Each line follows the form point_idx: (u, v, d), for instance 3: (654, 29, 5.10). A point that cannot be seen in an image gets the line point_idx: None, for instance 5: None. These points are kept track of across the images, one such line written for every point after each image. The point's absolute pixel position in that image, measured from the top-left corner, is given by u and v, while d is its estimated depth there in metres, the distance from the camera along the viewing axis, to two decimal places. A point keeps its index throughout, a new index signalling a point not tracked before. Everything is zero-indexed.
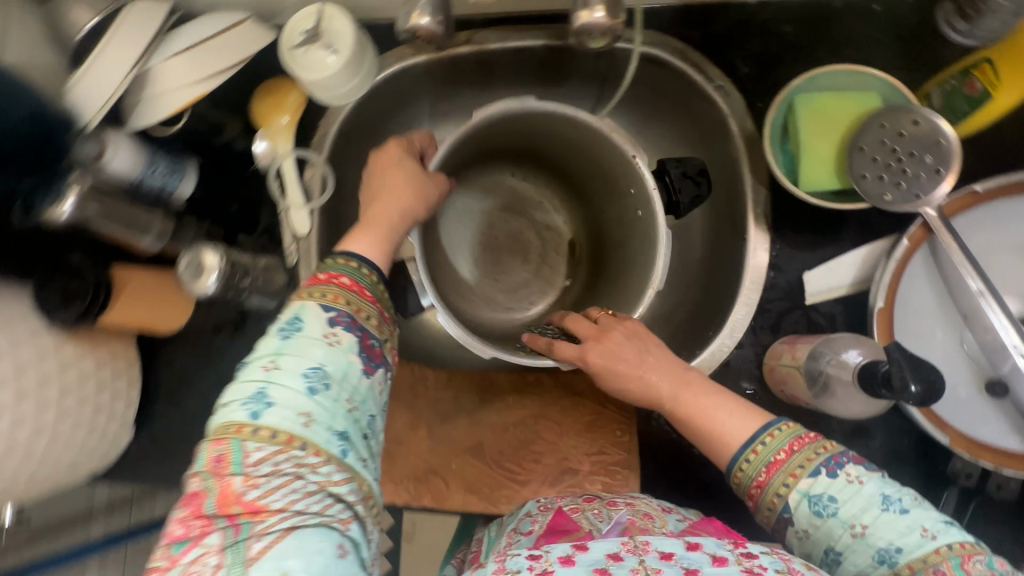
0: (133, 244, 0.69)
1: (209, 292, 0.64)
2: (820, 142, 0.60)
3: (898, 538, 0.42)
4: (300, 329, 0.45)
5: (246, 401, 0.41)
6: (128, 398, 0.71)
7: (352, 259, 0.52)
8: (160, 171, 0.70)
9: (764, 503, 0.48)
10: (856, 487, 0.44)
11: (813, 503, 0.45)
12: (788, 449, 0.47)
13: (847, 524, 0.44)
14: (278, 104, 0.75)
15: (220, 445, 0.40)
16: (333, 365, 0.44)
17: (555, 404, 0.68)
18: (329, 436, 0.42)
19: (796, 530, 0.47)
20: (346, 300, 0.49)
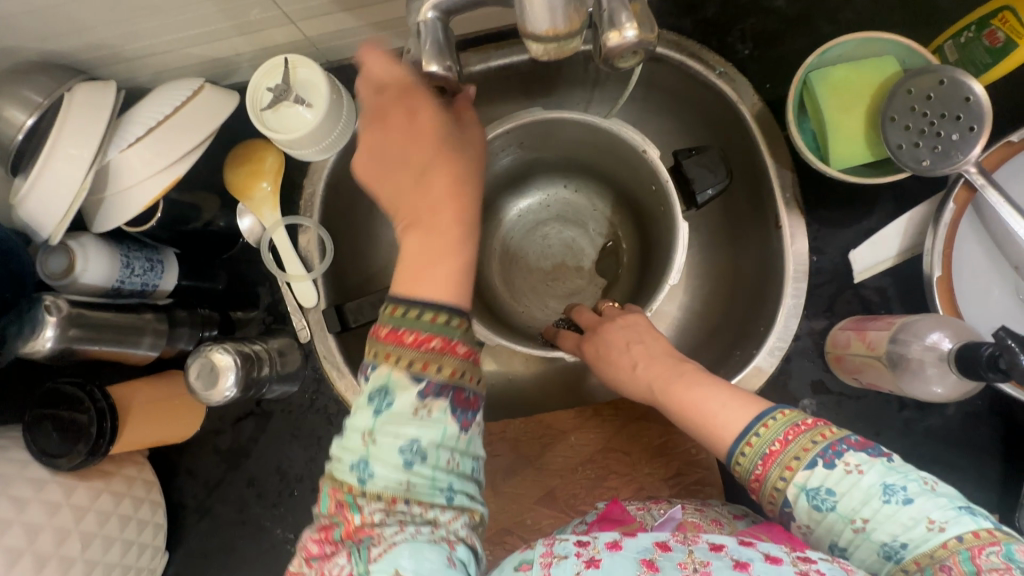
0: (126, 356, 0.62)
1: (229, 396, 0.57)
2: (845, 117, 0.58)
3: (904, 533, 0.38)
4: (389, 403, 0.42)
5: (352, 468, 0.42)
6: (156, 523, 0.64)
7: (432, 312, 0.43)
8: (139, 269, 0.63)
9: (765, 496, 0.43)
10: (855, 479, 0.39)
11: (812, 497, 0.41)
12: (784, 440, 0.42)
13: (848, 519, 0.40)
14: (255, 171, 0.67)
15: (338, 493, 0.42)
16: (428, 438, 0.41)
17: (621, 433, 0.63)
18: (434, 492, 0.41)
19: (799, 524, 0.42)
20: (437, 366, 0.42)
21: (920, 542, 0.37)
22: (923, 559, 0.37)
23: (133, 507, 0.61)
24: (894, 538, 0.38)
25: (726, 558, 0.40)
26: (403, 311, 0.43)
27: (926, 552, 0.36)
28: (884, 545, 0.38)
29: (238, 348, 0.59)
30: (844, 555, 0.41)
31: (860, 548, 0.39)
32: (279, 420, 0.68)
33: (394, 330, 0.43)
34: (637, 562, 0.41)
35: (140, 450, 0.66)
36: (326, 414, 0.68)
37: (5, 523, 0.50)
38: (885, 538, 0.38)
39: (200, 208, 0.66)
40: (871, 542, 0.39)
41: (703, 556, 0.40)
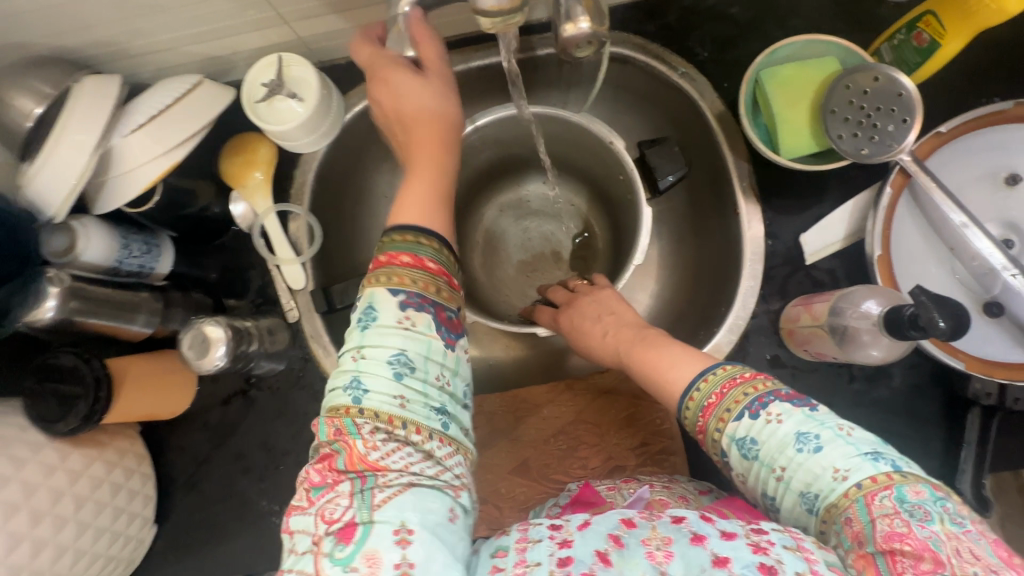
0: (122, 332, 0.66)
1: (218, 365, 0.61)
2: (793, 111, 0.63)
3: (813, 480, 0.41)
4: (375, 318, 0.46)
5: (347, 386, 0.45)
6: (146, 494, 0.67)
7: (413, 235, 0.50)
8: (136, 251, 0.67)
9: (707, 444, 0.48)
10: (774, 428, 0.43)
11: (740, 447, 0.45)
12: (720, 392, 0.47)
13: (769, 467, 0.43)
14: (249, 162, 0.72)
15: (335, 420, 0.44)
16: (414, 349, 0.46)
17: (591, 406, 0.67)
18: (427, 411, 0.45)
19: (737, 474, 0.46)
20: (412, 279, 0.48)
21: (827, 490, 0.40)
22: (830, 508, 0.40)
23: (124, 476, 0.64)
24: (806, 486, 0.41)
25: (685, 530, 0.42)
26: (392, 236, 0.50)
27: (832, 498, 0.40)
28: (802, 494, 0.42)
29: (229, 323, 0.63)
30: (774, 505, 0.44)
31: (783, 496, 0.43)
32: (266, 396, 0.71)
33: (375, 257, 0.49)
34: (604, 537, 0.43)
35: (133, 424, 0.69)
36: (311, 390, 0.71)
37: (4, 479, 0.53)
38: (800, 486, 0.42)
39: (196, 194, 0.69)
40: (789, 489, 0.42)
41: (665, 532, 0.43)
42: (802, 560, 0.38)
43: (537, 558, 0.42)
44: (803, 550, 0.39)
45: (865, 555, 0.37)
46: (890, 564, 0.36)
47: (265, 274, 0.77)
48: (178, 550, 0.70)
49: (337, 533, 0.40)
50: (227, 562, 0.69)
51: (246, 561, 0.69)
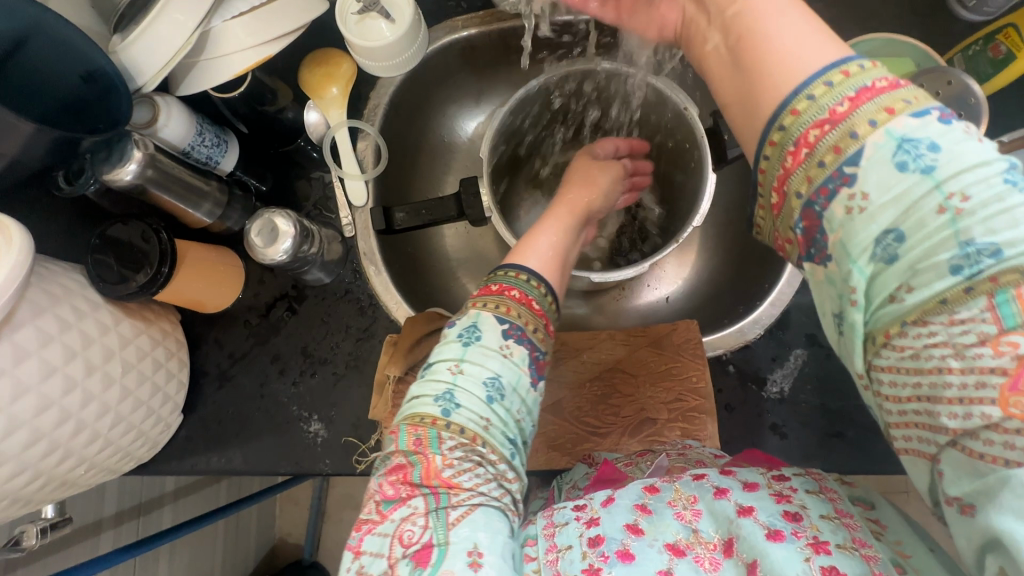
0: (183, 215, 0.66)
1: (279, 259, 0.61)
2: None
3: (1009, 227, 0.29)
4: (478, 338, 0.52)
5: (438, 399, 0.50)
6: (180, 379, 0.67)
7: (535, 280, 0.57)
8: (208, 141, 0.67)
9: (823, 150, 0.34)
10: (970, 156, 0.31)
11: (903, 152, 0.32)
12: (894, 80, 0.34)
13: (941, 190, 0.31)
14: (329, 74, 0.73)
15: (418, 430, 0.49)
16: (507, 377, 0.51)
17: (630, 357, 0.69)
18: (503, 439, 0.50)
19: (852, 196, 0.33)
20: (518, 312, 0.54)
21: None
22: (1011, 272, 0.29)
23: (164, 356, 0.64)
24: (987, 231, 0.30)
25: (708, 485, 0.47)
26: (504, 271, 0.57)
27: (1023, 259, 0.29)
28: (968, 240, 0.30)
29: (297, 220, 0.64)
30: (895, 249, 0.32)
31: (927, 233, 0.31)
32: (311, 304, 0.72)
33: (487, 283, 0.56)
34: (632, 509, 0.47)
35: (176, 310, 0.69)
36: (357, 305, 0.72)
37: (66, 324, 0.53)
38: (974, 231, 0.30)
39: (276, 93, 0.71)
40: (953, 230, 0.30)
41: (688, 492, 0.47)
42: (826, 502, 0.44)
43: (568, 541, 0.46)
44: (828, 494, 0.45)
45: None
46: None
47: (326, 188, 0.76)
48: (201, 442, 0.70)
49: (412, 555, 0.44)
50: (249, 460, 0.70)
51: (267, 461, 0.70)
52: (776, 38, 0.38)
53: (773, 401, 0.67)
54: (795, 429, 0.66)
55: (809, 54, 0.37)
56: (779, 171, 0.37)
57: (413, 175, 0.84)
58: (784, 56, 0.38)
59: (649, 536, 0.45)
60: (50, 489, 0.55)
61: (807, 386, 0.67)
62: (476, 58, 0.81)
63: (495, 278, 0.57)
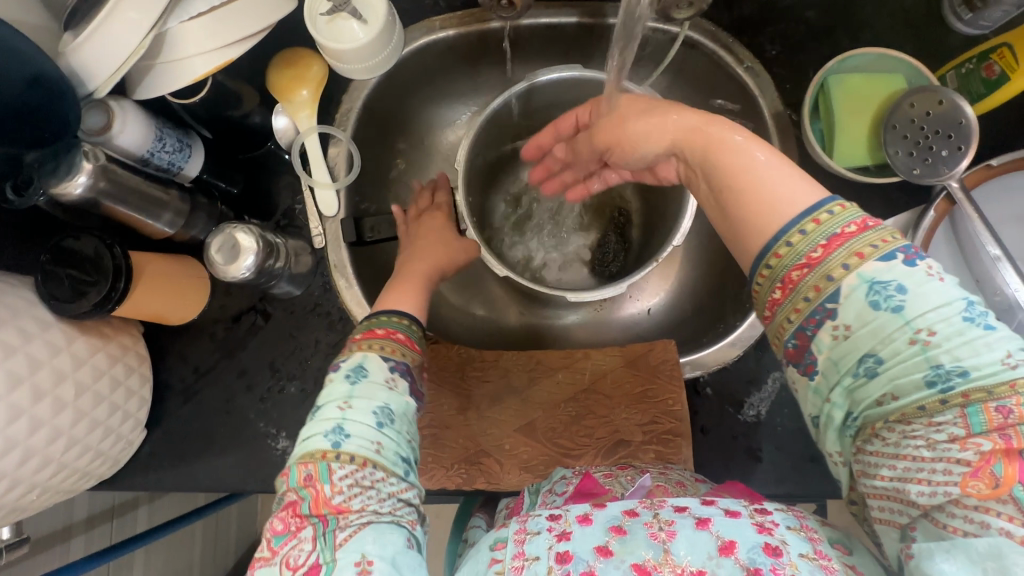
0: (143, 226, 0.64)
1: (242, 276, 0.59)
2: (854, 121, 0.64)
3: (972, 354, 0.34)
4: (365, 374, 0.52)
5: (327, 433, 0.48)
6: (142, 396, 0.65)
7: (399, 316, 0.60)
8: (169, 147, 0.64)
9: (806, 288, 0.38)
10: (939, 287, 0.36)
11: (874, 292, 0.36)
12: (862, 223, 0.38)
13: (911, 326, 0.36)
14: (299, 77, 0.69)
15: (308, 466, 0.48)
16: (395, 404, 0.52)
17: (606, 378, 0.67)
18: (395, 459, 0.49)
19: (832, 328, 0.38)
20: (400, 352, 0.56)
21: (988, 369, 0.34)
22: (977, 391, 0.34)
23: (123, 373, 0.62)
24: (955, 359, 0.34)
25: (689, 516, 0.46)
26: (378, 317, 0.59)
27: (987, 380, 0.34)
28: (938, 367, 0.35)
29: (261, 235, 0.61)
30: (873, 369, 0.37)
31: (901, 361, 0.36)
32: (280, 317, 0.70)
33: (369, 329, 0.57)
34: (606, 529, 0.46)
35: (137, 323, 0.67)
36: (327, 320, 0.70)
37: (11, 349, 0.51)
38: (943, 358, 0.35)
39: (241, 97, 0.67)
40: (925, 358, 0.35)
41: (667, 517, 0.46)
42: (805, 541, 0.44)
43: (536, 552, 0.45)
44: (808, 532, 0.45)
45: (1012, 452, 0.33)
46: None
47: (296, 197, 0.74)
48: (166, 458, 0.69)
49: None
50: (215, 477, 0.68)
51: (233, 478, 0.68)
52: (749, 164, 0.42)
53: (748, 425, 0.66)
54: (768, 453, 0.65)
55: (789, 189, 0.40)
56: (768, 299, 0.41)
57: (389, 180, 0.81)
58: (760, 185, 0.41)
59: (618, 558, 0.44)
60: (1, 515, 0.54)
61: (782, 410, 0.66)
62: (454, 59, 0.77)
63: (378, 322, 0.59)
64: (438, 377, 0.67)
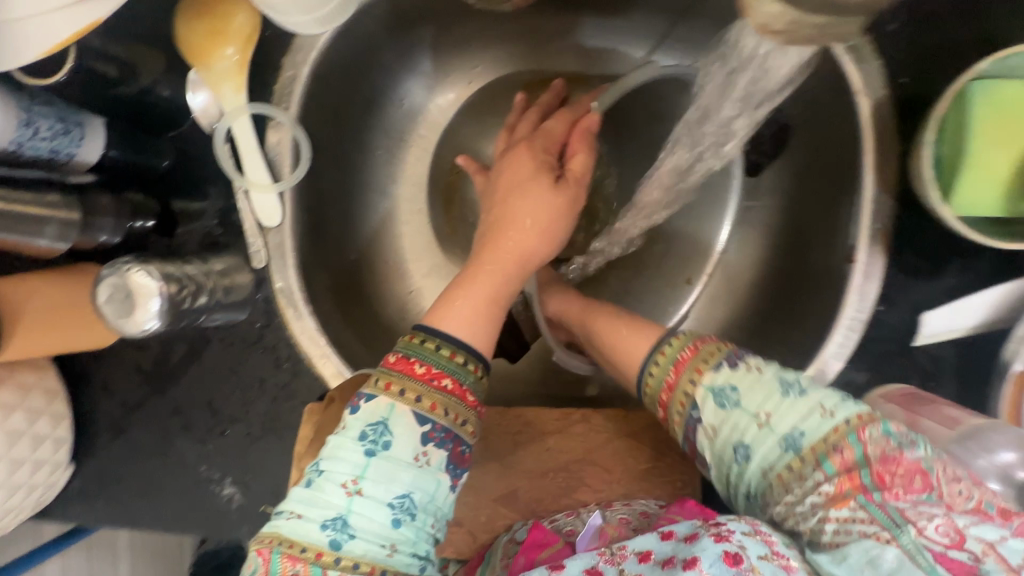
0: (23, 244, 0.48)
1: (148, 328, 0.45)
2: (989, 154, 0.45)
3: (797, 419, 0.39)
4: (387, 444, 0.36)
5: (326, 525, 0.34)
6: (57, 438, 0.55)
7: (451, 348, 0.40)
8: (46, 131, 0.47)
9: (677, 399, 0.44)
10: (754, 376, 0.41)
11: (718, 397, 0.42)
12: (693, 347, 0.45)
13: (754, 412, 0.40)
14: (216, 31, 0.50)
15: (295, 564, 0.33)
16: (422, 492, 0.36)
17: (605, 447, 0.56)
18: (411, 560, 0.35)
19: (705, 428, 0.42)
20: (444, 408, 0.38)
21: (813, 425, 0.38)
22: (819, 444, 0.37)
23: (25, 422, 0.52)
24: (789, 424, 0.39)
25: (653, 564, 0.36)
26: (421, 339, 0.40)
27: (814, 429, 0.38)
28: (785, 436, 0.38)
29: (165, 270, 0.46)
30: (746, 454, 0.40)
31: (761, 444, 0.39)
32: (216, 349, 0.57)
33: (405, 358, 0.39)
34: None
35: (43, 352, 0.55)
36: (274, 354, 0.58)
37: None
38: (784, 427, 0.39)
39: (133, 70, 0.50)
40: (772, 433, 0.39)
41: (634, 571, 0.37)
42: (763, 543, 0.34)
43: None
44: (765, 536, 0.34)
45: (856, 480, 0.35)
46: (881, 483, 0.34)
47: (230, 194, 0.57)
48: (98, 497, 0.60)
49: None
50: (152, 521, 0.60)
51: (173, 523, 0.60)
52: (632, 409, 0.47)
53: None
54: None
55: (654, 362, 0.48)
56: (658, 399, 0.45)
57: (352, 167, 0.63)
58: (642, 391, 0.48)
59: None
60: None
61: None
62: None
63: (409, 348, 0.40)
64: None
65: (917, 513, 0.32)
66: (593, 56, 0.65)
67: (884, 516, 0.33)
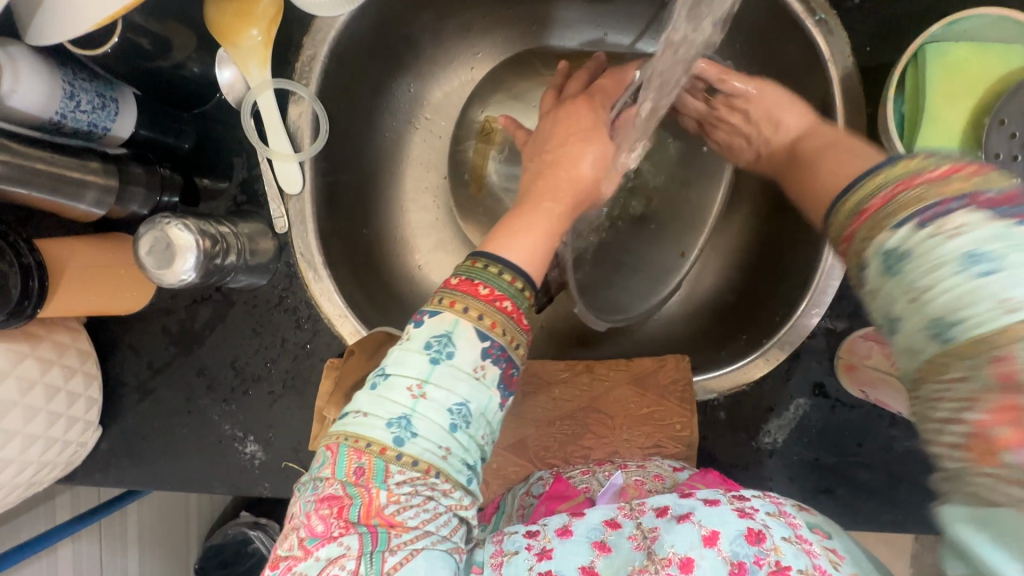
0: (65, 207, 0.53)
1: (186, 279, 0.49)
2: (947, 109, 0.50)
3: (975, 294, 0.28)
4: (450, 354, 0.40)
5: (391, 423, 0.39)
6: (90, 397, 0.58)
7: (512, 274, 0.43)
8: (86, 105, 0.51)
9: (863, 230, 0.35)
10: (941, 242, 0.30)
11: (886, 263, 0.32)
12: (887, 194, 0.34)
13: (908, 251, 0.31)
14: (244, 12, 0.54)
15: (361, 457, 0.39)
16: (477, 403, 0.40)
17: (607, 395, 0.60)
18: (462, 467, 0.40)
19: (868, 232, 0.34)
20: (502, 327, 0.41)
21: (985, 315, 0.28)
22: (979, 342, 0.28)
23: (62, 378, 0.55)
24: (960, 287, 0.29)
25: (670, 518, 0.42)
26: (482, 263, 0.43)
27: (995, 323, 0.27)
28: (947, 308, 0.29)
29: (201, 228, 0.50)
30: (898, 280, 0.31)
31: (914, 305, 0.30)
32: (240, 312, 0.61)
33: (468, 280, 0.42)
34: (589, 545, 0.42)
35: (77, 315, 0.58)
36: (295, 315, 0.61)
37: None
38: (947, 269, 0.29)
39: (169, 43, 0.53)
40: (926, 330, 0.30)
41: (651, 526, 0.42)
42: (787, 526, 0.40)
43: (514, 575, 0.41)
44: (788, 517, 0.41)
45: (1010, 410, 0.27)
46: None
47: (253, 166, 0.61)
48: (126, 458, 0.63)
49: None
50: (179, 479, 0.63)
51: (200, 481, 0.63)
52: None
53: (762, 453, 0.59)
54: (779, 485, 0.59)
55: None
56: (840, 232, 0.37)
57: (365, 143, 0.67)
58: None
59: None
60: None
61: (803, 439, 0.59)
62: None
63: (467, 272, 0.43)
64: None
65: None
66: (589, 39, 0.70)
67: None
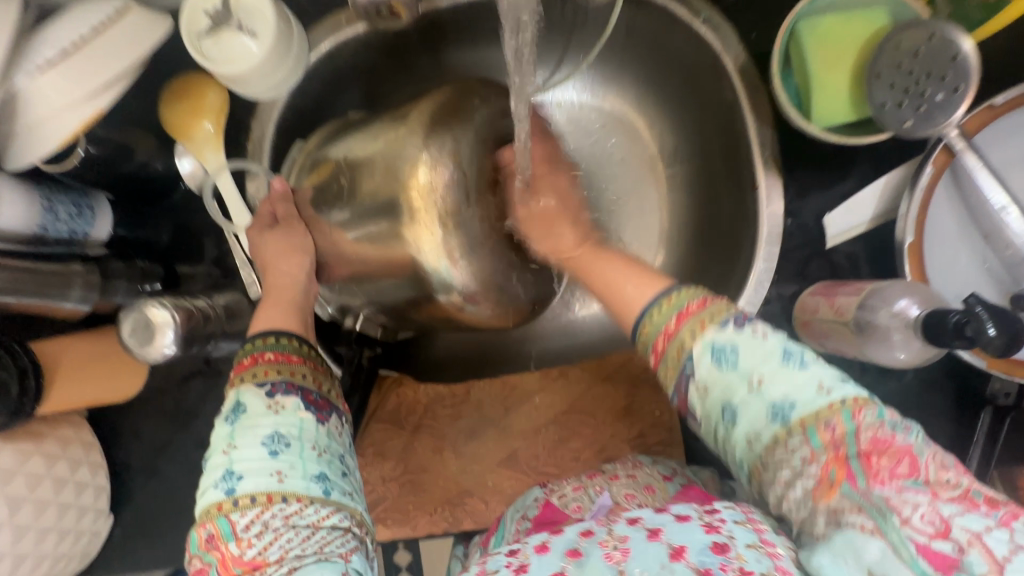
0: (54, 308, 0.58)
1: (168, 353, 0.53)
2: (830, 73, 0.55)
3: (793, 390, 0.38)
4: (241, 412, 0.44)
5: (217, 483, 0.42)
6: (97, 485, 0.61)
7: (268, 335, 0.48)
8: (64, 215, 0.56)
9: (670, 358, 0.43)
10: (759, 340, 0.40)
11: (717, 357, 0.40)
12: (676, 322, 0.43)
13: (746, 377, 0.39)
14: (194, 109, 0.61)
15: (207, 526, 0.41)
16: (286, 427, 0.43)
17: (587, 393, 0.63)
18: (307, 482, 0.42)
19: (696, 385, 0.41)
20: (277, 369, 0.46)
21: (807, 401, 0.38)
22: (808, 417, 0.37)
23: (69, 470, 0.58)
24: (783, 395, 0.38)
25: (642, 529, 0.39)
26: (252, 341, 0.48)
27: (810, 406, 0.37)
28: (774, 404, 0.38)
29: (177, 303, 0.54)
30: (733, 419, 0.40)
31: (749, 407, 0.39)
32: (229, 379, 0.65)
33: (239, 360, 0.47)
34: (562, 555, 0.39)
35: (75, 410, 0.61)
36: None
37: None
38: (775, 395, 0.38)
39: (133, 150, 0.60)
40: (762, 399, 0.39)
41: (621, 533, 0.39)
42: (752, 531, 0.37)
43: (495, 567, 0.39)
44: (754, 523, 0.38)
45: (842, 458, 0.36)
46: (865, 467, 0.35)
47: (221, 243, 0.67)
48: (140, 540, 0.65)
49: None
50: None
51: None
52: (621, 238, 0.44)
53: None
54: None
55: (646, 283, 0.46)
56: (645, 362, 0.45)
57: None
58: None
59: None
60: None
61: None
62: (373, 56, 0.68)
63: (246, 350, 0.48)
64: (403, 420, 0.64)
65: (903, 502, 0.33)
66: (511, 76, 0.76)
67: (869, 504, 0.34)
